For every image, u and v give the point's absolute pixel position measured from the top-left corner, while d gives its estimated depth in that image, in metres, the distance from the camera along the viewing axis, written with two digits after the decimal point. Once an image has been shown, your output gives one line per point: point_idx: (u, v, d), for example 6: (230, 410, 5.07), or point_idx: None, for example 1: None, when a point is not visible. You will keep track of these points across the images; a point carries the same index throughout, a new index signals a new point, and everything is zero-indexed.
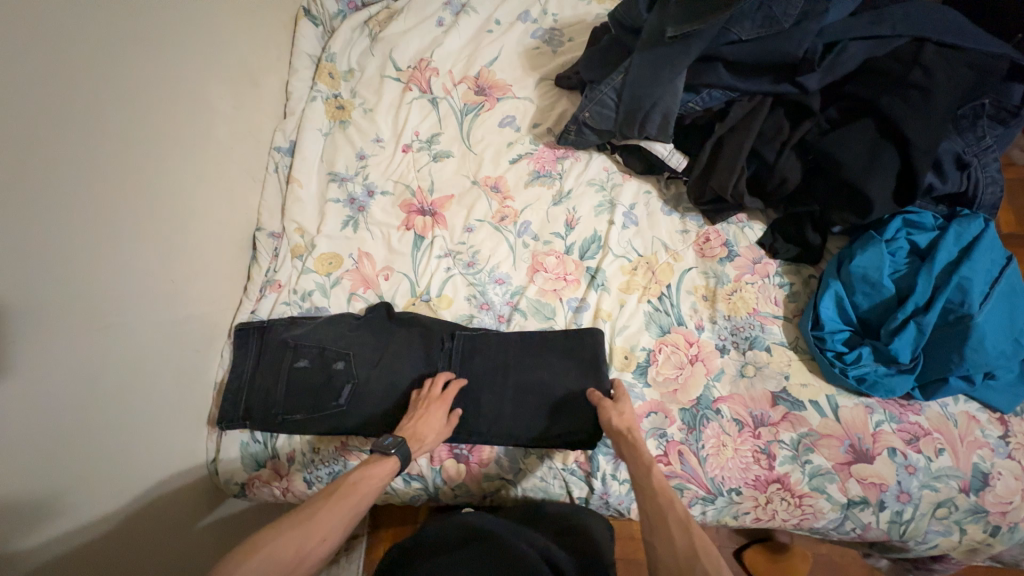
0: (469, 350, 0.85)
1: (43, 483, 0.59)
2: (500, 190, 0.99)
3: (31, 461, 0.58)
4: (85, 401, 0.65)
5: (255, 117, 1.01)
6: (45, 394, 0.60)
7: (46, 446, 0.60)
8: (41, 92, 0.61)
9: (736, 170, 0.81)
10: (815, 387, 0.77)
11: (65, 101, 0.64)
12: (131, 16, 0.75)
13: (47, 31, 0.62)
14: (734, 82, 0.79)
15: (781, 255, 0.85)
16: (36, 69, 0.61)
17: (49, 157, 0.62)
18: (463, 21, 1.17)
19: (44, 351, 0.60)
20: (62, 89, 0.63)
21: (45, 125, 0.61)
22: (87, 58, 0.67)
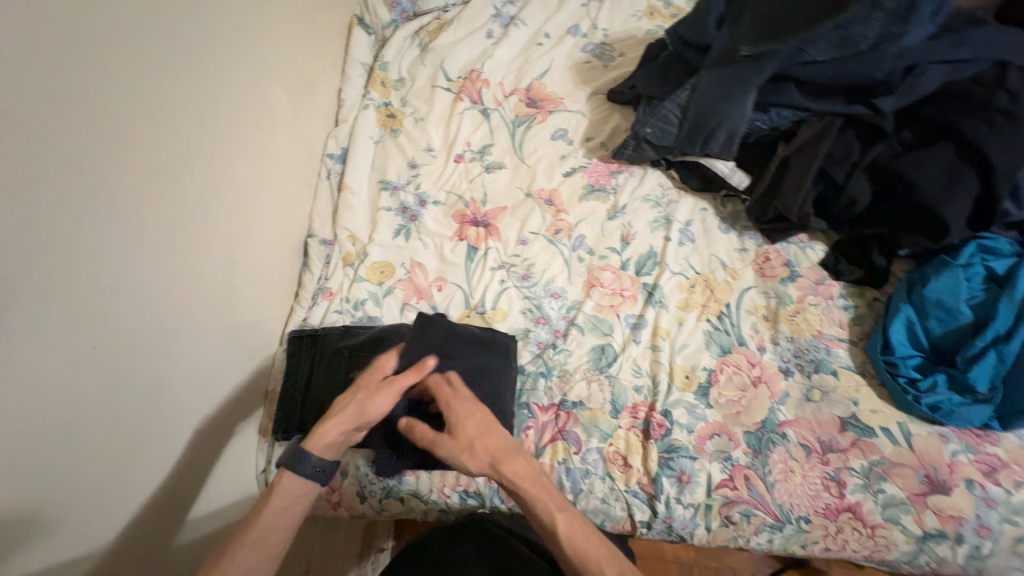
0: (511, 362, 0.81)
1: (100, 496, 0.57)
2: (554, 203, 0.98)
3: (90, 474, 0.56)
4: (122, 407, 0.60)
5: (310, 124, 1.01)
6: (100, 405, 0.57)
7: (79, 458, 0.55)
8: (127, 95, 0.62)
9: (805, 190, 0.80)
10: (886, 414, 0.75)
11: (141, 104, 0.64)
12: (205, 22, 0.76)
13: (128, 35, 0.62)
14: (805, 102, 0.79)
15: (845, 277, 0.84)
16: (123, 72, 0.61)
17: (126, 161, 0.61)
18: (514, 33, 1.17)
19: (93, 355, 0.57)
20: (137, 93, 0.63)
21: (124, 128, 0.61)
22: (164, 64, 0.67)
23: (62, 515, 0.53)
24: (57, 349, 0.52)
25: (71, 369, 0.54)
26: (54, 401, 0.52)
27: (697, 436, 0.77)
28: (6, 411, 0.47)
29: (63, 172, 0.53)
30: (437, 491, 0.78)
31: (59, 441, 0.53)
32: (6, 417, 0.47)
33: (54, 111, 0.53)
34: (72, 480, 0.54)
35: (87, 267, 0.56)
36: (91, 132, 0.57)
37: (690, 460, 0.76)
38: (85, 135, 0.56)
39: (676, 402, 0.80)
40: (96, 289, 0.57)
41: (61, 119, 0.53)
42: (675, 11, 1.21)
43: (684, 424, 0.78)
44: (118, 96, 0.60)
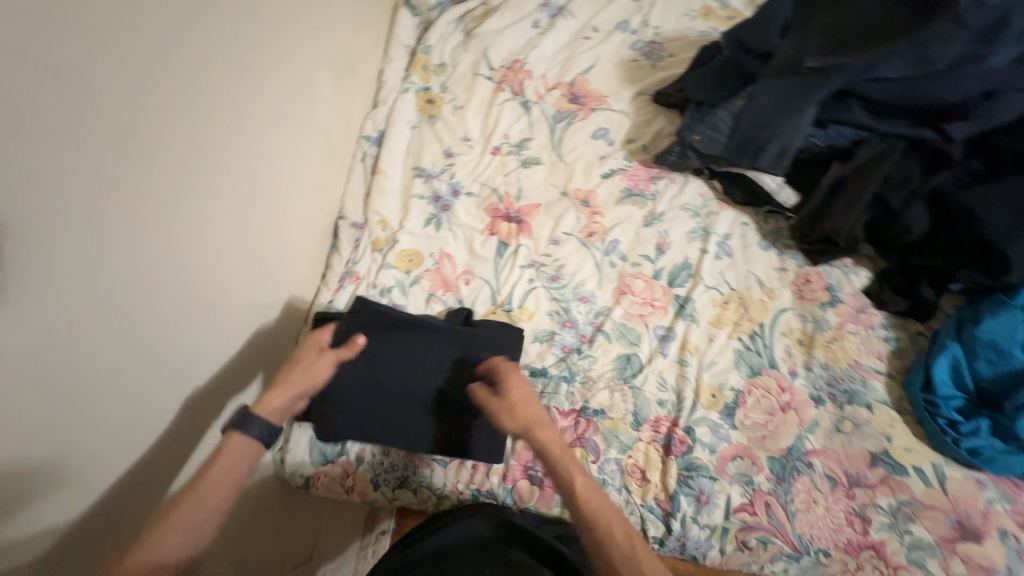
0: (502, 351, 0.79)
1: (144, 468, 0.57)
2: (590, 204, 0.96)
3: (135, 445, 0.55)
4: (163, 383, 0.59)
5: (350, 104, 1.00)
6: (144, 379, 0.56)
7: (123, 433, 0.53)
8: (197, 65, 0.60)
9: (857, 214, 0.77)
10: (920, 453, 0.73)
11: (208, 75, 0.62)
12: None
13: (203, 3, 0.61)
14: (870, 121, 0.76)
15: (889, 306, 0.81)
16: (197, 41, 0.60)
17: (192, 129, 0.60)
18: (560, 25, 1.14)
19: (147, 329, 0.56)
20: (206, 62, 0.62)
21: (194, 97, 0.60)
22: (230, 34, 0.66)
23: (110, 486, 0.52)
24: (121, 318, 0.52)
25: (130, 338, 0.53)
26: (112, 370, 0.51)
27: (719, 456, 0.76)
28: (67, 383, 0.46)
29: (142, 139, 0.52)
30: (450, 486, 0.78)
31: (108, 415, 0.51)
32: (66, 389, 0.46)
33: (141, 78, 0.51)
34: (119, 451, 0.53)
35: (152, 236, 0.55)
36: (167, 100, 0.55)
37: (710, 480, 0.74)
38: (163, 103, 0.55)
39: (700, 420, 0.78)
40: (157, 259, 0.56)
41: (144, 84, 0.52)
42: (731, 14, 1.16)
43: (707, 443, 0.76)
44: (188, 63, 0.59)
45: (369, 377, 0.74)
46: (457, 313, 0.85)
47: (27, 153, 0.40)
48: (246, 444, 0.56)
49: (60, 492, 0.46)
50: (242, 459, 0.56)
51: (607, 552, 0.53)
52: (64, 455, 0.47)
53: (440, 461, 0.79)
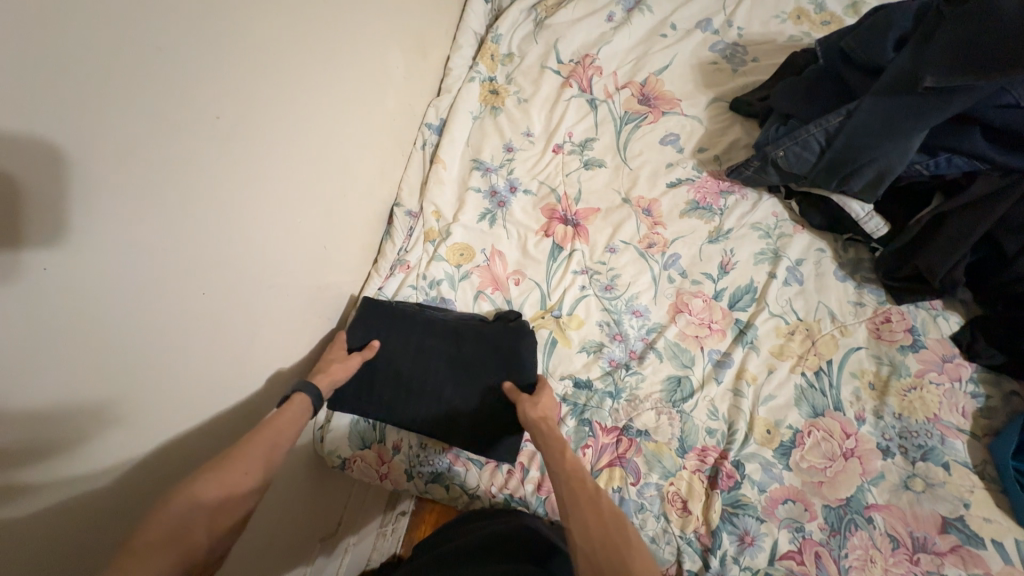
0: (512, 347, 0.77)
1: (195, 441, 0.58)
2: (652, 214, 0.91)
3: (189, 417, 0.56)
4: (218, 357, 0.60)
5: (416, 90, 0.99)
6: (201, 354, 0.57)
7: (178, 405, 0.54)
8: (274, 45, 0.60)
9: (959, 255, 0.70)
10: (1000, 526, 0.66)
11: (284, 55, 0.62)
12: None
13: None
14: (990, 152, 0.67)
15: (982, 360, 0.74)
16: (275, 19, 0.59)
17: (263, 103, 0.60)
18: (637, 20, 1.08)
19: (206, 304, 0.56)
20: (283, 38, 0.61)
21: (269, 72, 0.60)
22: (311, 13, 0.66)
23: (167, 454, 0.54)
24: (181, 294, 0.52)
25: (191, 314, 0.54)
26: (171, 342, 0.52)
27: (768, 497, 0.71)
28: (128, 352, 0.47)
29: (215, 119, 0.52)
30: (483, 489, 0.77)
31: (166, 386, 0.52)
32: (125, 360, 0.46)
33: (221, 51, 0.52)
34: (174, 422, 0.54)
35: (217, 210, 0.55)
36: (244, 73, 0.55)
37: (756, 521, 0.69)
38: (238, 76, 0.55)
39: (751, 455, 0.74)
40: (219, 236, 0.56)
41: (221, 54, 0.52)
42: (827, 17, 1.06)
43: (756, 481, 0.72)
44: (268, 45, 0.59)
45: (384, 363, 0.77)
46: (504, 314, 0.82)
47: (106, 124, 0.41)
48: (307, 399, 0.61)
49: (117, 457, 0.48)
50: (301, 412, 0.59)
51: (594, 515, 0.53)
52: (121, 423, 0.47)
53: (476, 461, 0.78)
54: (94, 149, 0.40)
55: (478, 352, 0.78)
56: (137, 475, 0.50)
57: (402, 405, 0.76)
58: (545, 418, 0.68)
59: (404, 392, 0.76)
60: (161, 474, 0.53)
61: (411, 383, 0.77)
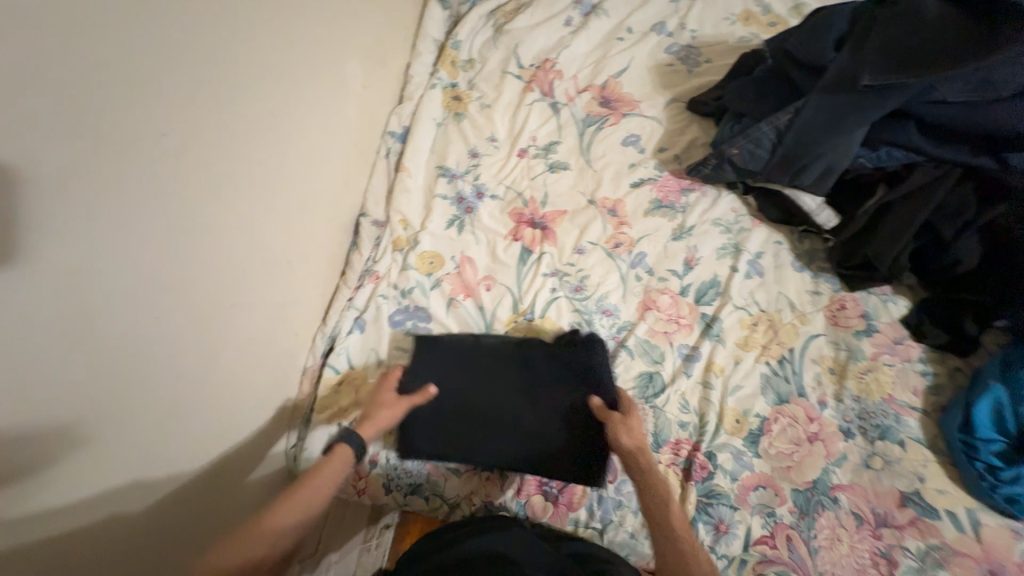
0: (586, 366, 0.77)
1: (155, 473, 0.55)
2: (617, 214, 0.93)
3: (148, 449, 0.53)
4: (179, 382, 0.57)
5: (377, 98, 0.97)
6: (160, 380, 0.53)
7: (137, 435, 0.51)
8: (229, 57, 0.58)
9: (902, 243, 0.74)
10: (952, 497, 0.70)
11: (239, 70, 0.60)
12: None
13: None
14: (925, 145, 0.72)
15: (928, 340, 0.78)
16: (228, 32, 0.57)
17: (220, 116, 0.58)
18: (595, 24, 1.10)
19: (165, 327, 0.53)
20: (238, 51, 0.59)
21: (224, 83, 0.58)
22: (266, 26, 0.64)
23: (124, 488, 0.51)
24: (138, 319, 0.49)
25: (148, 340, 0.51)
26: (129, 371, 0.49)
27: (740, 485, 0.73)
28: (78, 382, 0.44)
29: (168, 139, 0.50)
30: (463, 497, 0.76)
31: (123, 415, 0.49)
32: (77, 390, 0.44)
33: (175, 63, 0.50)
34: (132, 454, 0.51)
35: (173, 229, 0.53)
36: (199, 86, 0.54)
37: (730, 509, 0.71)
38: (193, 92, 0.53)
39: (723, 445, 0.75)
40: (177, 256, 0.54)
41: (174, 67, 0.50)
42: (772, 19, 1.11)
43: (729, 470, 0.74)
44: (223, 61, 0.57)
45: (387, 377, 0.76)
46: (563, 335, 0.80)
47: (51, 144, 0.38)
48: (348, 452, 0.65)
49: (68, 493, 0.45)
50: (341, 468, 0.64)
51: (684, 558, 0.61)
52: (73, 459, 0.44)
53: (454, 469, 0.77)
54: (42, 168, 0.38)
55: (547, 378, 0.77)
56: (87, 513, 0.47)
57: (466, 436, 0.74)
58: (641, 450, 0.69)
59: (468, 422, 0.75)
60: (118, 512, 0.50)
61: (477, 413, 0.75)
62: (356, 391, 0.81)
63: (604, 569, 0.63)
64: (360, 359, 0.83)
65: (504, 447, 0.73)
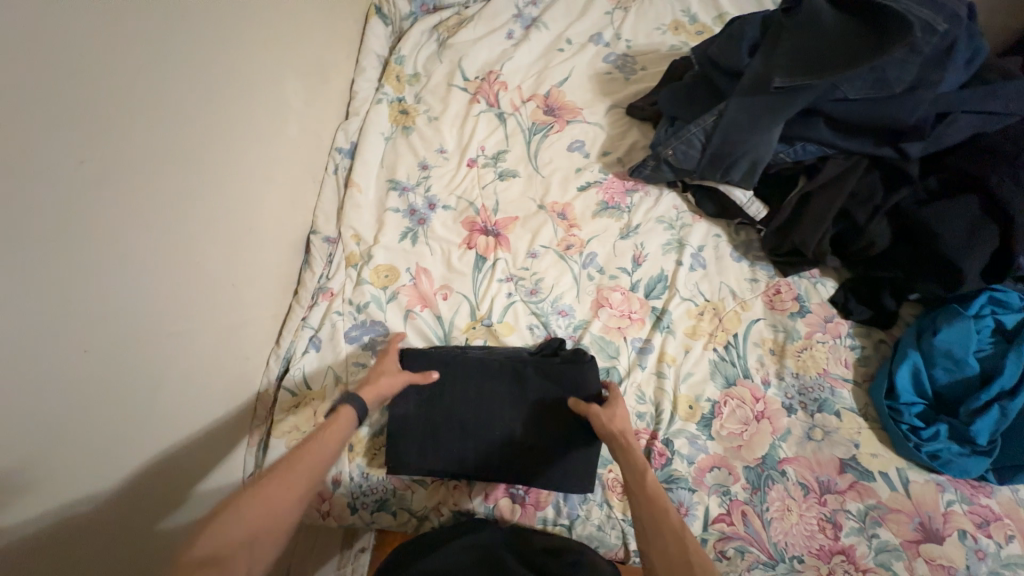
0: (576, 378, 0.76)
1: (77, 513, 0.52)
2: (567, 217, 0.96)
3: (69, 489, 0.51)
4: (112, 414, 0.55)
5: (321, 115, 0.98)
6: (85, 414, 0.52)
7: (61, 471, 0.49)
8: (154, 81, 0.57)
9: (824, 229, 0.81)
10: (885, 459, 0.76)
11: (168, 95, 0.60)
12: (236, 9, 0.72)
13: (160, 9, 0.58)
14: (834, 139, 0.79)
15: (854, 316, 0.85)
16: (153, 56, 0.57)
17: (146, 141, 0.57)
18: (535, 36, 1.14)
19: (91, 359, 0.51)
20: (165, 75, 0.59)
21: (147, 106, 0.57)
22: (196, 49, 0.64)
23: (45, 531, 0.49)
24: (54, 356, 0.48)
25: (68, 377, 0.49)
26: (43, 410, 0.47)
27: (697, 468, 0.77)
28: None
29: (84, 166, 0.49)
30: (431, 508, 0.76)
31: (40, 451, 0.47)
32: None
33: (85, 88, 0.49)
34: (52, 495, 0.49)
35: (97, 258, 0.51)
36: (117, 111, 0.52)
37: (689, 492, 0.75)
38: (116, 119, 0.52)
39: (679, 431, 0.79)
40: (104, 288, 0.52)
41: (83, 92, 0.48)
42: (700, 28, 1.18)
43: (685, 454, 0.77)
44: (148, 86, 0.57)
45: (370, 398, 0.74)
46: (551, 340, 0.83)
47: None
48: (352, 413, 0.66)
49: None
50: (346, 429, 0.64)
51: (658, 516, 0.58)
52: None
53: (420, 480, 0.77)
54: None
55: (535, 395, 0.76)
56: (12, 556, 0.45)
57: (464, 448, 0.75)
58: (625, 432, 0.68)
59: (454, 434, 0.75)
60: (41, 557, 0.48)
61: (472, 423, 0.75)
62: (314, 413, 0.79)
63: (579, 559, 0.65)
64: (317, 380, 0.82)
65: (492, 458, 0.74)
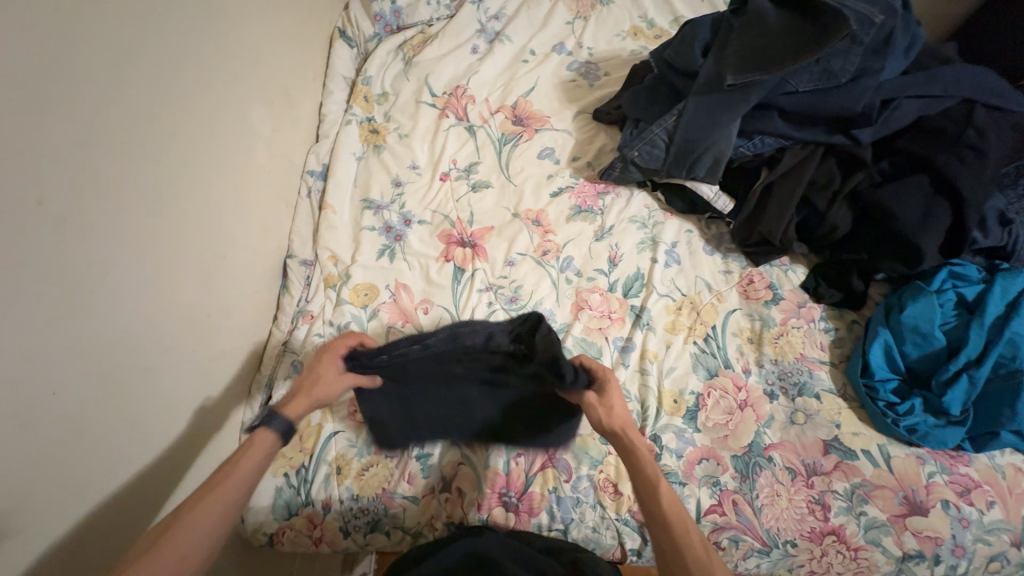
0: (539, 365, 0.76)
1: (63, 558, 0.51)
2: (541, 223, 0.97)
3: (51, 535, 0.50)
4: (90, 452, 0.54)
5: (291, 140, 0.98)
6: (63, 455, 0.51)
7: (44, 513, 0.49)
8: (117, 118, 0.58)
9: (788, 218, 0.83)
10: (866, 436, 0.77)
11: (131, 130, 0.60)
12: (197, 41, 0.73)
13: (117, 45, 0.58)
14: (789, 131, 0.82)
15: (826, 300, 0.87)
16: (113, 93, 0.57)
17: (110, 177, 0.57)
18: (499, 49, 1.17)
19: (63, 399, 0.51)
20: (128, 111, 0.59)
21: (109, 143, 0.57)
22: (158, 83, 0.64)
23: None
24: (26, 400, 0.47)
25: (42, 420, 0.48)
26: (20, 453, 0.46)
27: (685, 461, 0.77)
28: None
29: (46, 207, 0.49)
30: (425, 523, 0.76)
31: (19, 495, 0.46)
32: None
33: (44, 129, 0.49)
34: (35, 540, 0.48)
35: (65, 298, 0.51)
36: (76, 149, 0.52)
37: (680, 486, 0.75)
38: (78, 159, 0.53)
39: (665, 426, 0.80)
40: (76, 325, 0.52)
41: (39, 131, 0.48)
42: (658, 32, 1.22)
43: (674, 449, 0.78)
44: (110, 123, 0.57)
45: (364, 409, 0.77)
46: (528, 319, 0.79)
47: None
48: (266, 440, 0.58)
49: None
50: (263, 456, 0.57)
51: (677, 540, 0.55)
52: None
53: (411, 497, 0.76)
54: None
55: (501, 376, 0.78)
56: None
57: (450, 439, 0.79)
58: (624, 430, 0.65)
59: (435, 424, 0.79)
60: None
61: (449, 417, 0.79)
62: (300, 438, 0.79)
63: (578, 556, 0.66)
64: None
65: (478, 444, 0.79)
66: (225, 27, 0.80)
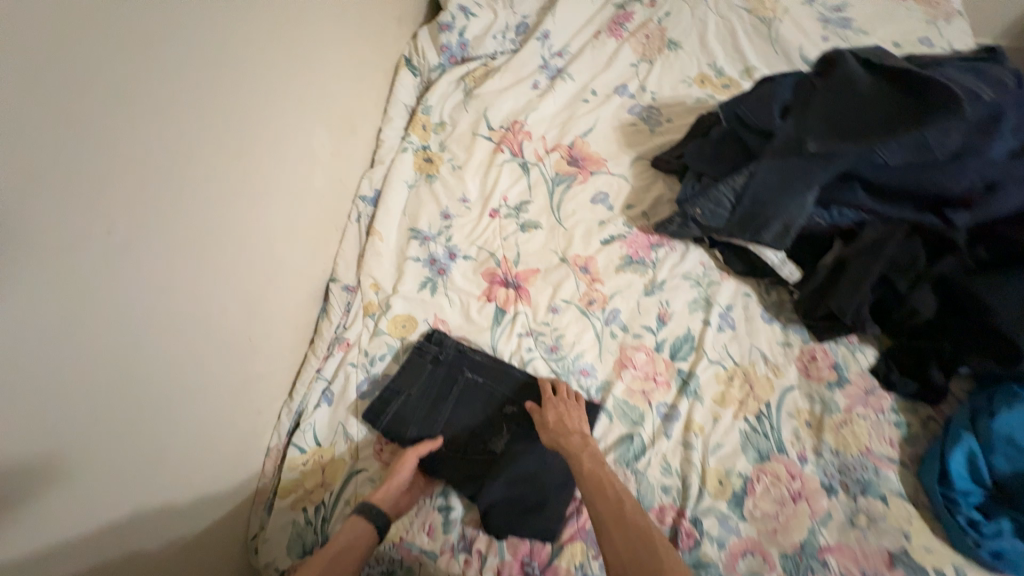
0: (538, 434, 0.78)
1: None
2: (589, 271, 0.93)
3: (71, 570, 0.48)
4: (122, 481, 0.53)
5: (348, 165, 0.99)
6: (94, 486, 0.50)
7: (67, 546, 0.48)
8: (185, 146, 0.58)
9: (862, 297, 0.76)
10: (941, 554, 0.68)
11: (197, 157, 0.60)
12: (268, 70, 0.74)
13: (190, 71, 0.59)
14: (873, 205, 0.78)
15: (898, 390, 0.79)
16: (185, 120, 0.58)
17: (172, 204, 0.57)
18: (560, 87, 1.15)
19: (102, 428, 0.50)
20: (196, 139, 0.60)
21: (172, 167, 0.57)
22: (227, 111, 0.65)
23: None
24: (62, 430, 0.46)
25: (76, 449, 0.47)
26: (51, 485, 0.45)
27: (727, 553, 0.70)
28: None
29: (111, 237, 0.49)
30: None
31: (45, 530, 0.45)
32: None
33: (117, 158, 0.49)
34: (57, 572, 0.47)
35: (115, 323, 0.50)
36: (144, 177, 0.53)
37: None
38: (146, 187, 0.53)
39: (708, 509, 0.73)
40: (123, 352, 0.52)
41: (110, 159, 0.49)
42: (726, 81, 1.18)
43: (715, 537, 0.71)
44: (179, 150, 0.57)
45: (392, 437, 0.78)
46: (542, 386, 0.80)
47: None
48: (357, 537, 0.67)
49: None
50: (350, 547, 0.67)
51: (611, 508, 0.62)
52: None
53: (427, 553, 0.72)
54: None
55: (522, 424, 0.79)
56: None
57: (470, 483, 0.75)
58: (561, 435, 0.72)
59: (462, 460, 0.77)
60: None
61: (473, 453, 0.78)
62: (325, 472, 0.77)
63: None
64: (327, 437, 0.80)
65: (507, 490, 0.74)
66: (297, 54, 0.82)
